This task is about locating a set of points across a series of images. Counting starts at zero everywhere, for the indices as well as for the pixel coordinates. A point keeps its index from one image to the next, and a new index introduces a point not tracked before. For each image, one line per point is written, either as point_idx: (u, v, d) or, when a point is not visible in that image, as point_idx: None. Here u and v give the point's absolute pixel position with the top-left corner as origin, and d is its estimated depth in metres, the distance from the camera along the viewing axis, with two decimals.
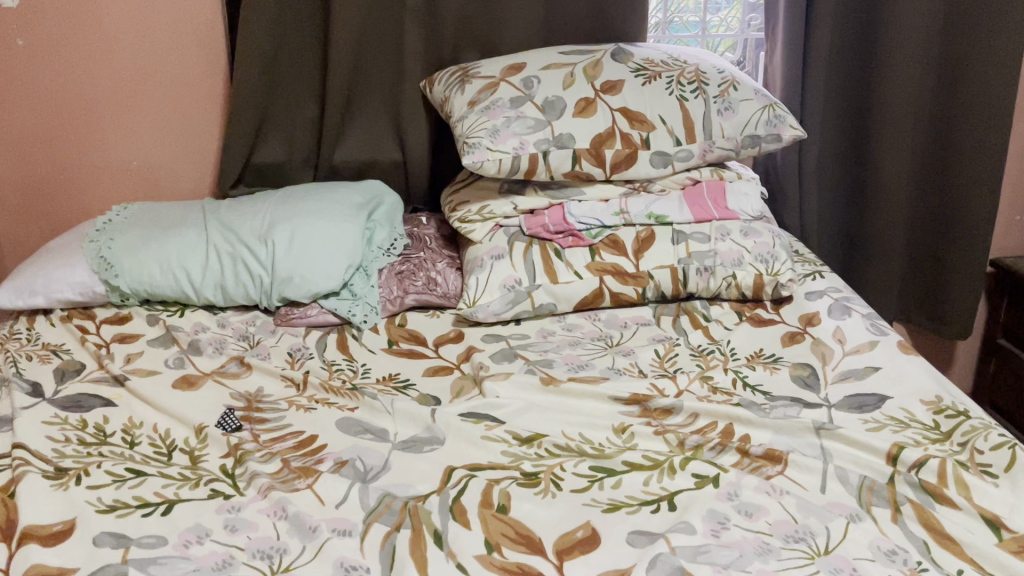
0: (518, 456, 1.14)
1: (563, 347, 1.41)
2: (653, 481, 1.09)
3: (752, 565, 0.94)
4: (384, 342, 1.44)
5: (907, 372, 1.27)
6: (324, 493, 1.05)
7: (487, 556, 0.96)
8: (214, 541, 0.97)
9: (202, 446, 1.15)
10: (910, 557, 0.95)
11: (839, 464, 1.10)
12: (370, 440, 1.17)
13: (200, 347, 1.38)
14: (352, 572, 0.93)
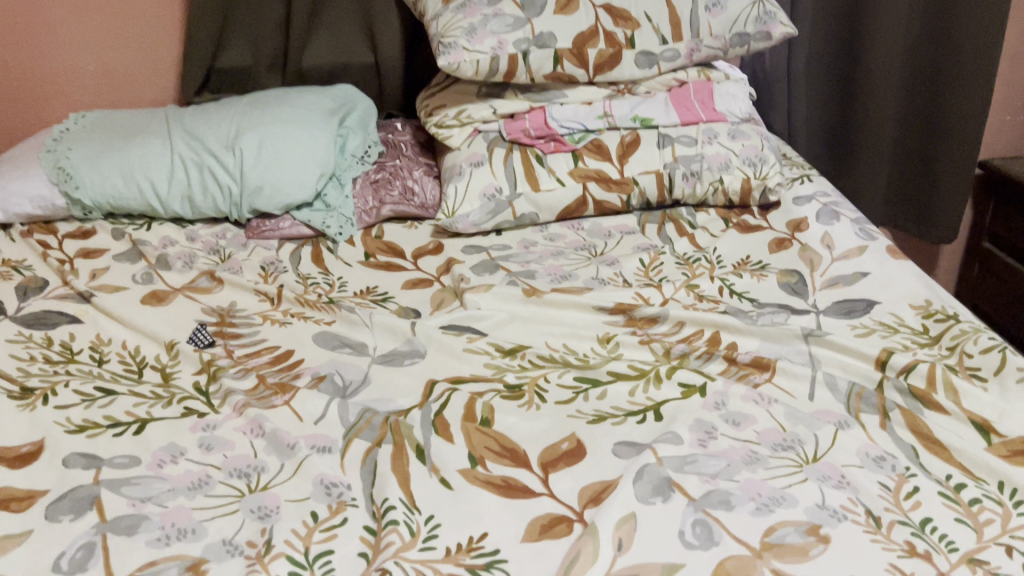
0: (501, 368, 1.11)
1: (545, 257, 1.37)
2: (638, 391, 1.07)
3: (739, 474, 0.93)
4: (360, 254, 1.39)
5: (896, 276, 1.24)
6: (302, 410, 1.02)
7: (471, 470, 0.94)
8: (190, 461, 0.94)
9: (174, 362, 1.11)
10: (898, 463, 0.94)
11: (828, 370, 1.08)
12: (348, 354, 1.14)
13: (169, 262, 1.33)
14: (333, 489, 0.91)
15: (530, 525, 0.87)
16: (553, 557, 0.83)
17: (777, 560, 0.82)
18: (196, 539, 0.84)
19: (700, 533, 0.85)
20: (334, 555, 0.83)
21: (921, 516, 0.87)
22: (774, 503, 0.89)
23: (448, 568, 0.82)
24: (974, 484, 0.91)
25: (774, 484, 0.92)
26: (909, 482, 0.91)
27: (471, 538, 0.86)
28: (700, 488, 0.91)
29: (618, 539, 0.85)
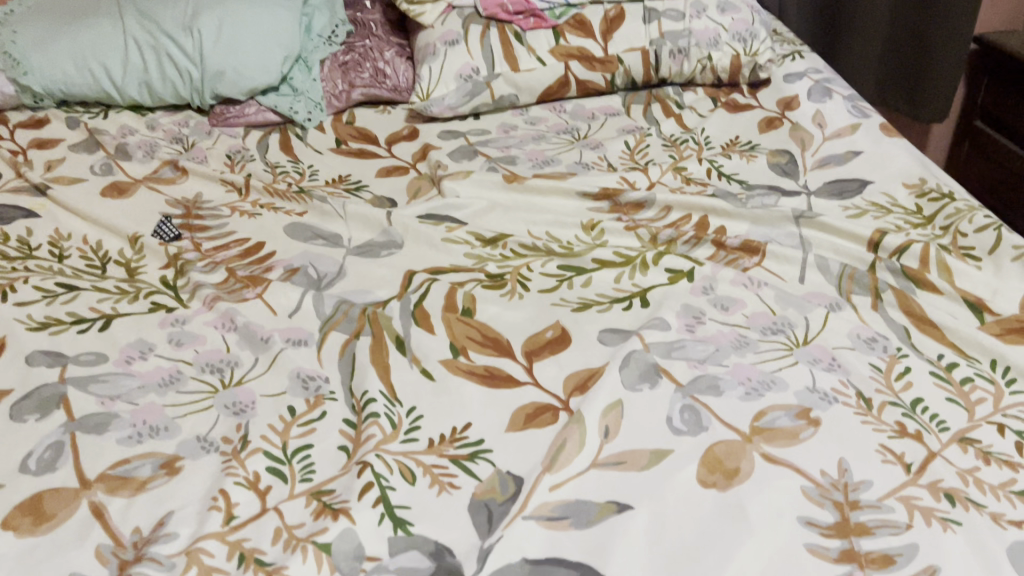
0: (482, 257, 1.07)
1: (526, 142, 1.30)
2: (624, 278, 1.03)
3: (728, 359, 0.91)
4: (331, 141, 1.32)
5: (890, 156, 1.20)
6: (275, 303, 0.98)
7: (453, 361, 0.91)
8: (159, 357, 0.91)
9: (138, 257, 1.06)
10: (890, 344, 0.92)
11: (819, 252, 1.05)
12: (321, 246, 1.09)
13: (129, 152, 1.26)
14: (310, 382, 0.88)
15: (514, 414, 0.85)
16: (539, 446, 0.81)
17: (766, 444, 0.81)
18: (170, 437, 0.81)
19: (689, 419, 0.84)
20: (313, 449, 0.81)
21: (912, 396, 0.85)
22: (764, 387, 0.87)
23: (431, 460, 0.80)
24: (966, 363, 0.89)
25: (764, 368, 0.89)
26: (901, 363, 0.89)
27: (455, 429, 0.83)
28: (688, 374, 0.89)
29: (604, 427, 0.83)
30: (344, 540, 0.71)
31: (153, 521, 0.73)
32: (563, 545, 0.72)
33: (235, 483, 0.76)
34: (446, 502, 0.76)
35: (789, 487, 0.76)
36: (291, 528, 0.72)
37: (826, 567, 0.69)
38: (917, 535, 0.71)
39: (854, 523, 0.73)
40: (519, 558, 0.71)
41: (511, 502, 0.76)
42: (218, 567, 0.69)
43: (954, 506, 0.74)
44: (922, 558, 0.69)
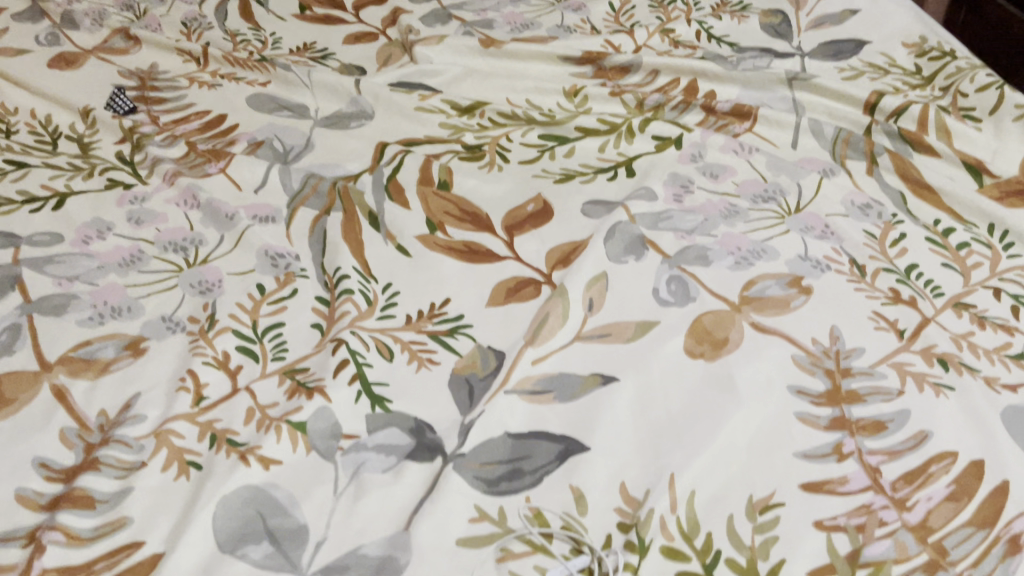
0: (458, 127, 1.01)
1: (504, 4, 1.22)
2: (609, 147, 0.98)
3: (717, 229, 0.87)
4: (294, 7, 1.23)
5: (889, 14, 1.13)
6: (240, 179, 0.93)
7: (430, 236, 0.87)
8: (118, 236, 0.86)
9: (92, 132, 0.99)
10: (885, 210, 0.88)
11: (813, 117, 1.00)
12: (287, 118, 1.02)
13: (75, 20, 1.17)
14: (279, 260, 0.84)
15: (494, 289, 0.81)
16: (521, 320, 0.78)
17: (757, 314, 0.78)
18: (133, 318, 0.77)
19: (676, 290, 0.80)
20: (285, 328, 0.77)
21: (907, 263, 0.82)
22: (754, 257, 0.83)
23: (409, 337, 0.76)
24: (963, 229, 0.86)
25: (754, 237, 0.86)
26: (896, 229, 0.86)
27: (433, 305, 0.80)
28: (675, 245, 0.85)
29: (588, 300, 0.80)
30: (319, 418, 0.69)
31: (119, 403, 0.70)
32: (547, 419, 0.70)
33: (204, 364, 0.73)
34: (426, 379, 0.73)
35: (779, 356, 0.74)
36: (264, 407, 0.70)
37: (816, 435, 0.67)
38: (910, 401, 0.69)
39: (845, 390, 0.71)
40: (502, 434, 0.68)
41: (492, 377, 0.73)
42: (189, 448, 0.66)
43: (947, 371, 0.72)
44: (914, 424, 0.68)
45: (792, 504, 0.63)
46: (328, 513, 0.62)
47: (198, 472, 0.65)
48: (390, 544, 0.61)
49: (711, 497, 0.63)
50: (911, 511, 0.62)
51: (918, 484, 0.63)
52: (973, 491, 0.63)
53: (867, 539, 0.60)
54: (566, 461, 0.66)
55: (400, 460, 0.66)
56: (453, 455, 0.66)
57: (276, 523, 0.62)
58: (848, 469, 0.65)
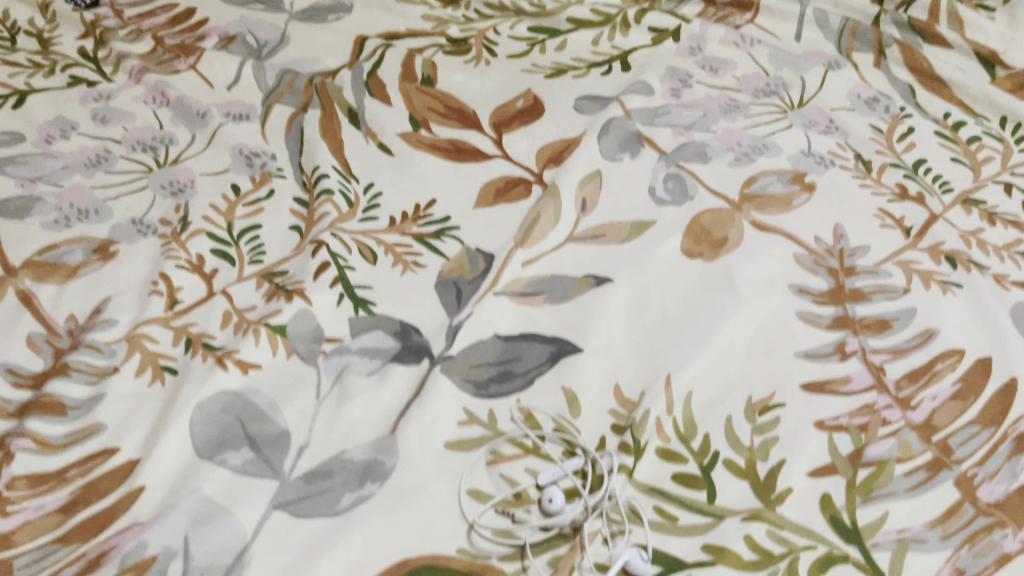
0: (442, 21, 0.96)
1: None
2: (603, 41, 0.93)
3: (717, 125, 0.83)
4: None
5: None
6: (211, 75, 0.88)
7: (414, 134, 0.82)
8: (83, 135, 0.81)
9: (52, 27, 0.93)
10: (892, 105, 0.85)
11: (818, 7, 0.94)
12: (261, 11, 0.96)
13: None
14: (255, 160, 0.79)
15: (482, 188, 0.77)
16: (511, 220, 0.75)
17: (757, 212, 0.74)
18: (101, 220, 0.73)
19: (673, 188, 0.77)
20: (262, 230, 0.73)
21: (915, 158, 0.79)
22: (755, 153, 0.80)
23: (393, 238, 0.73)
24: (973, 122, 0.83)
25: (755, 132, 0.82)
26: (904, 124, 0.82)
27: (418, 206, 0.76)
28: (673, 142, 0.81)
29: (581, 200, 0.76)
30: (299, 322, 0.65)
31: (89, 308, 0.66)
32: (538, 321, 0.67)
33: (177, 267, 0.69)
34: (411, 280, 0.69)
35: (780, 254, 0.70)
36: (242, 311, 0.66)
37: (819, 335, 0.65)
38: (915, 299, 0.67)
39: (849, 289, 0.68)
40: (491, 336, 0.66)
41: (481, 278, 0.70)
42: (163, 353, 0.63)
43: (955, 268, 0.69)
44: (920, 322, 0.65)
45: (793, 404, 0.60)
46: (311, 418, 0.60)
47: (173, 377, 0.62)
48: (375, 448, 0.58)
49: (709, 399, 0.61)
50: (915, 410, 0.59)
51: (923, 383, 0.61)
52: (980, 389, 0.61)
53: (869, 438, 0.58)
54: (559, 364, 0.64)
55: (385, 364, 0.63)
56: (440, 357, 0.64)
57: (257, 428, 0.59)
58: (851, 368, 0.62)
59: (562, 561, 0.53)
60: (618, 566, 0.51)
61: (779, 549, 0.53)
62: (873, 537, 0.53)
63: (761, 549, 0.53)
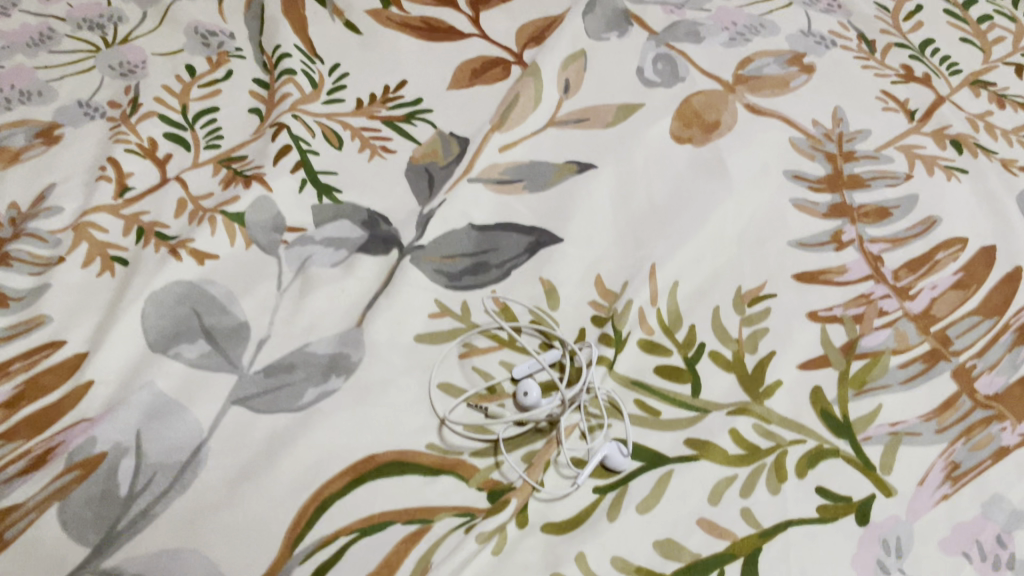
0: None
1: None
2: None
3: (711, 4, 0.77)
4: None
5: None
6: None
7: (384, 12, 0.76)
8: (24, 12, 0.74)
9: None
10: None
11: None
12: None
13: None
14: (211, 39, 0.73)
15: (458, 70, 0.72)
16: (488, 104, 0.70)
17: (751, 94, 0.69)
18: (44, 102, 0.68)
19: (663, 70, 0.71)
20: (219, 114, 0.68)
21: (922, 39, 0.74)
22: (751, 33, 0.74)
23: (360, 123, 0.68)
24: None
25: (751, 12, 0.76)
26: (912, 2, 0.78)
27: (387, 88, 0.70)
28: (663, 21, 0.75)
29: (564, 82, 0.70)
30: (259, 210, 0.61)
31: (31, 195, 0.61)
32: (516, 210, 0.62)
33: (127, 152, 0.64)
34: (380, 168, 0.65)
35: (775, 138, 0.66)
36: (197, 200, 0.62)
37: (814, 223, 0.61)
38: (917, 186, 0.63)
39: (848, 176, 0.64)
40: (466, 225, 0.61)
41: (455, 165, 0.65)
42: (113, 243, 0.59)
43: (961, 153, 0.65)
44: (922, 209, 0.61)
45: (785, 295, 0.57)
46: (271, 311, 0.56)
47: (124, 269, 0.58)
48: (340, 342, 0.54)
49: (696, 290, 0.57)
50: (914, 300, 0.56)
51: (922, 272, 0.58)
52: (983, 278, 0.57)
53: (864, 330, 0.55)
54: (537, 254, 0.60)
55: (352, 254, 0.59)
56: (410, 247, 0.59)
57: (213, 321, 0.55)
58: (847, 258, 0.59)
59: (537, 457, 0.50)
60: (596, 462, 0.48)
61: (766, 444, 0.50)
62: (866, 431, 0.50)
63: (747, 443, 0.50)
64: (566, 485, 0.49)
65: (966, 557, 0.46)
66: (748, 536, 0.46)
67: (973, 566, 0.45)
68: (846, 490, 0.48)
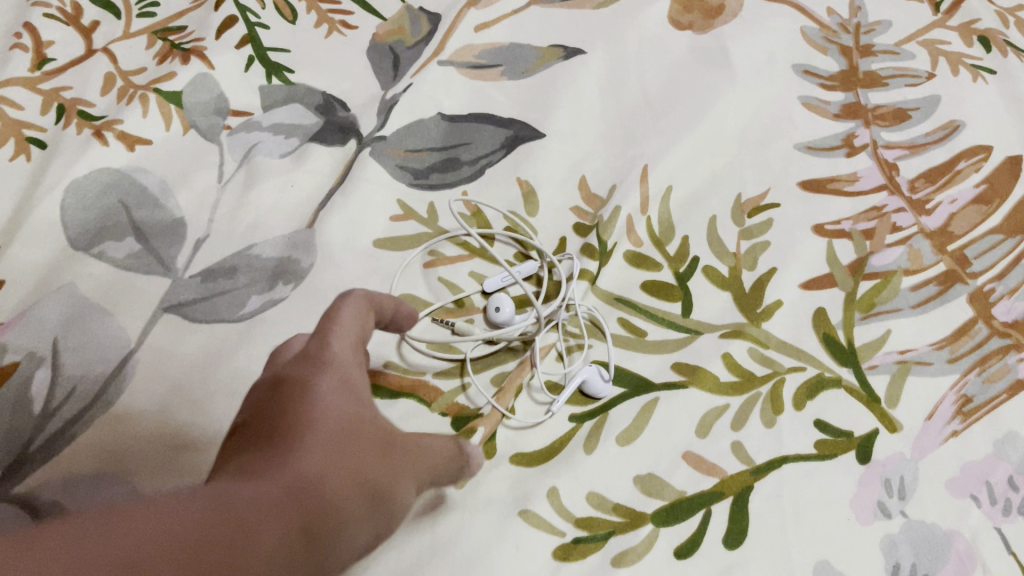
0: None
1: None
2: None
3: None
4: None
5: None
6: None
7: None
8: None
9: None
10: None
11: None
12: None
13: None
14: None
15: None
16: None
17: None
18: None
19: None
20: None
21: None
22: None
23: None
24: None
25: None
26: None
27: None
28: None
29: None
30: (198, 89, 0.53)
31: None
32: (492, 99, 0.55)
33: (46, 17, 0.55)
34: (338, 47, 0.57)
35: (785, 27, 0.59)
36: (128, 75, 0.54)
37: (824, 124, 0.54)
38: (939, 87, 0.56)
39: (864, 72, 0.57)
40: (435, 115, 0.54)
41: (423, 46, 0.57)
42: (29, 123, 0.50)
43: (989, 51, 0.58)
44: (943, 113, 0.55)
45: (789, 205, 0.51)
46: (211, 206, 0.49)
47: (42, 152, 0.50)
48: (289, 244, 0.48)
49: (691, 196, 0.51)
50: (930, 215, 0.50)
51: (941, 184, 0.52)
52: (1007, 191, 0.52)
53: (875, 247, 0.49)
54: (516, 150, 0.53)
55: (304, 143, 0.52)
56: (369, 138, 0.53)
57: (143, 215, 0.48)
58: (859, 165, 0.53)
59: (507, 381, 0.45)
60: (574, 387, 0.44)
61: (762, 371, 0.45)
62: (871, 359, 0.46)
63: (741, 370, 0.45)
64: (540, 413, 0.44)
65: (974, 500, 0.42)
66: (738, 473, 0.42)
67: (982, 510, 0.41)
68: (847, 424, 0.44)
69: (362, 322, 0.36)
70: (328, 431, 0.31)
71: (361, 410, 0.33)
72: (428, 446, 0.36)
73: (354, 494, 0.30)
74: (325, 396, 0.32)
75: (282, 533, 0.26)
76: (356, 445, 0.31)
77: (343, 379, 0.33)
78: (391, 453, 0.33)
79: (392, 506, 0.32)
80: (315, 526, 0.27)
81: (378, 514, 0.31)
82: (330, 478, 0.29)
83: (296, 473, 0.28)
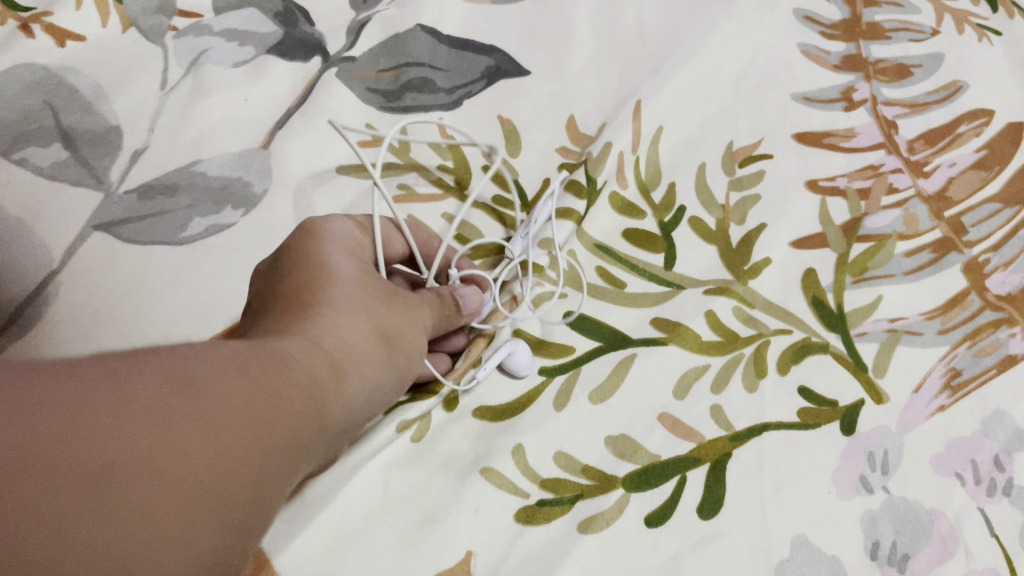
0: None
1: None
2: None
3: None
4: None
5: None
6: None
7: None
8: None
9: None
10: None
11: None
12: None
13: None
14: None
15: None
16: None
17: None
18: None
19: None
20: None
21: None
22: None
23: None
24: None
25: None
26: None
27: None
28: None
29: None
30: None
31: None
32: (472, 23, 0.51)
33: None
34: None
35: None
36: None
37: (823, 74, 0.51)
38: (943, 44, 0.53)
39: (867, 23, 0.54)
40: (415, 28, 0.50)
41: None
42: None
43: (995, 12, 0.55)
44: (947, 72, 0.52)
45: (782, 158, 0.48)
46: (151, 115, 0.44)
47: None
48: (238, 163, 0.43)
49: (681, 142, 0.48)
50: (929, 178, 0.48)
51: (941, 146, 0.49)
52: (1008, 157, 0.49)
53: (870, 208, 0.47)
54: (497, 83, 0.49)
55: (259, 54, 0.47)
56: (337, 58, 0.48)
57: (72, 120, 0.43)
58: (857, 121, 0.50)
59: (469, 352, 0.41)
60: (497, 362, 0.40)
61: (746, 332, 0.42)
62: (860, 326, 0.43)
63: (724, 330, 0.42)
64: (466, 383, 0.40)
65: (959, 479, 0.39)
66: (716, 439, 0.39)
67: (966, 489, 0.39)
68: (832, 392, 0.41)
69: (357, 225, 0.36)
70: (339, 290, 0.31)
71: (368, 271, 0.34)
72: (422, 299, 0.35)
73: (372, 338, 0.31)
74: (318, 270, 0.32)
75: (309, 362, 0.27)
76: (368, 293, 0.32)
77: (336, 255, 0.33)
78: (400, 299, 0.34)
79: (409, 349, 0.33)
80: (341, 360, 0.29)
81: (397, 359, 0.32)
82: (350, 324, 0.30)
83: (314, 319, 0.29)
